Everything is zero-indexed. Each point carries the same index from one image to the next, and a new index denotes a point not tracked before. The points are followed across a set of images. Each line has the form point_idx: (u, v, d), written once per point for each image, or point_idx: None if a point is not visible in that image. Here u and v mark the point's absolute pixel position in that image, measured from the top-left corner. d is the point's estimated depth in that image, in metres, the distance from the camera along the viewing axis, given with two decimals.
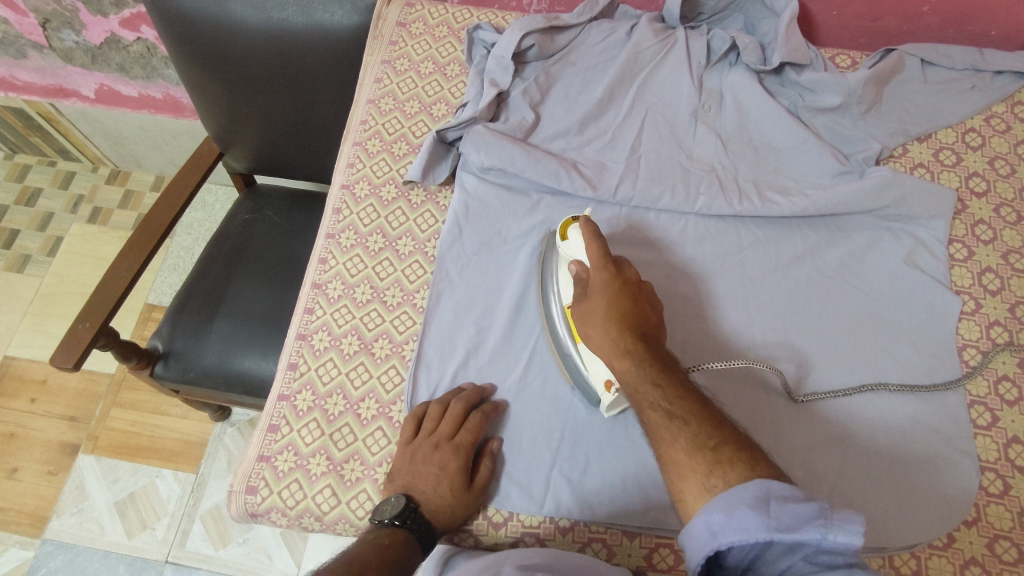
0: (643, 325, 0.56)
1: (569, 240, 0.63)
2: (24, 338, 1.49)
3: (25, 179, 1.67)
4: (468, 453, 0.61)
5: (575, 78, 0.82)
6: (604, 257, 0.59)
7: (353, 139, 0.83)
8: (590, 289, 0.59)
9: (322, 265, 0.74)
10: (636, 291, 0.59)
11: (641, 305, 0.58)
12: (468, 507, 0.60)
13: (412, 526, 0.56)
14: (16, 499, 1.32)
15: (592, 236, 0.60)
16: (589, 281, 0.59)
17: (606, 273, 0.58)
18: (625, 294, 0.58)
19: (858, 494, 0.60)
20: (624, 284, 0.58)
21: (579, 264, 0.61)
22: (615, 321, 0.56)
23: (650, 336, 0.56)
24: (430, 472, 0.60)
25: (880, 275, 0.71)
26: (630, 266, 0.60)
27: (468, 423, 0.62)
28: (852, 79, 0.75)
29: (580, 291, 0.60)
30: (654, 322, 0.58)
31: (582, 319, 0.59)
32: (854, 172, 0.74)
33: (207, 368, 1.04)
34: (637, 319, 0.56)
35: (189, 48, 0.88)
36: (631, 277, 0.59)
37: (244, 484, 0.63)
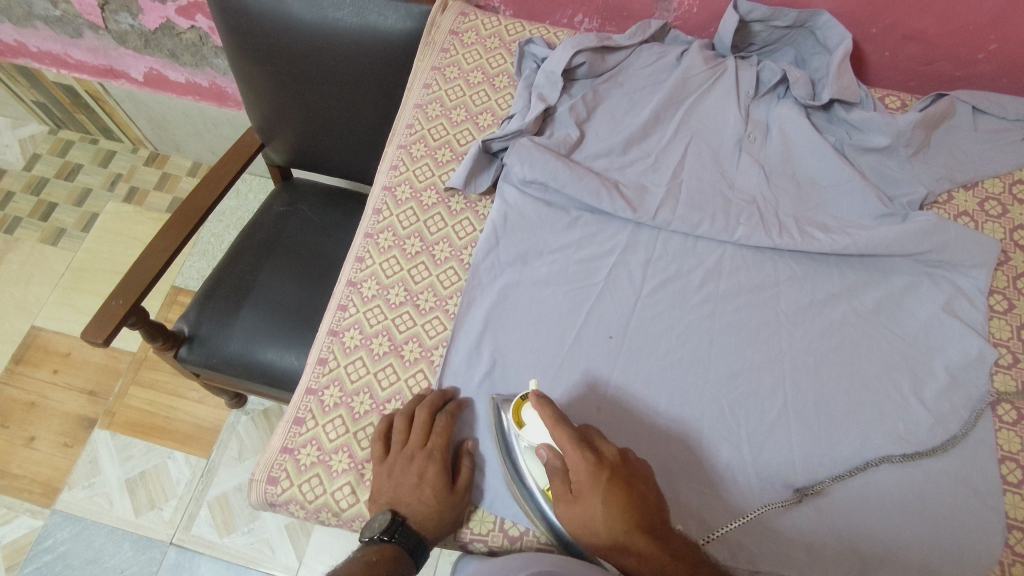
0: (641, 513, 0.52)
1: (526, 427, 0.58)
2: (52, 310, 1.51)
3: (67, 155, 1.71)
4: (444, 456, 0.61)
5: (623, 99, 0.82)
6: (577, 446, 0.53)
7: (397, 142, 0.84)
8: (576, 489, 0.53)
9: (358, 264, 0.75)
10: (622, 471, 0.54)
11: (633, 488, 0.53)
12: (456, 509, 0.60)
13: (400, 537, 0.56)
14: (29, 467, 1.33)
15: (558, 426, 0.55)
16: (574, 478, 0.53)
17: (586, 464, 0.53)
18: (618, 484, 0.53)
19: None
20: (611, 468, 0.53)
21: (550, 448, 0.56)
22: (621, 520, 0.51)
23: (653, 522, 0.52)
24: (410, 483, 0.59)
25: (917, 321, 0.70)
26: (604, 442, 0.56)
27: (437, 427, 0.62)
28: (902, 121, 0.74)
29: (561, 489, 0.54)
30: (647, 498, 0.53)
31: (579, 525, 0.53)
32: (897, 214, 0.73)
33: (229, 355, 1.05)
34: (636, 507, 0.52)
35: (244, 41, 0.90)
36: (610, 456, 0.55)
37: (266, 474, 0.63)
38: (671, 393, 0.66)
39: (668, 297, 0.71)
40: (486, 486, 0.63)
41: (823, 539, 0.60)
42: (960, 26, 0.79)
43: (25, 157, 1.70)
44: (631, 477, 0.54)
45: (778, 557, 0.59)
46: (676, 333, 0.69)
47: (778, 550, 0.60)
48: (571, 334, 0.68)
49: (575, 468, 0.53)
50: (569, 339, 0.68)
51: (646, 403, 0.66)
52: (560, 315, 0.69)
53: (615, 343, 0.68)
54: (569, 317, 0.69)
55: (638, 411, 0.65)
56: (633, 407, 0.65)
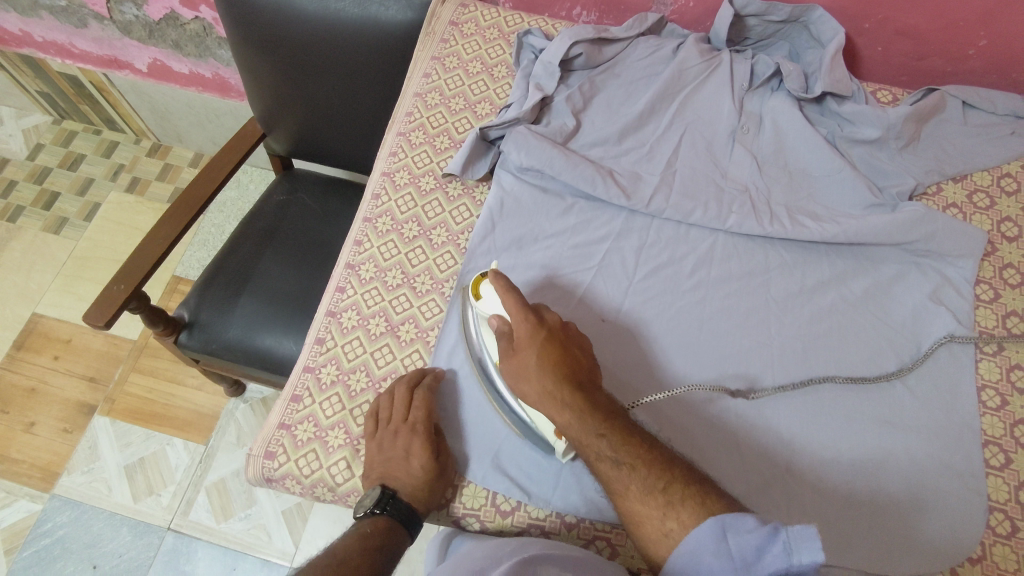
0: (570, 368, 0.59)
1: (482, 299, 0.63)
2: (54, 298, 1.53)
3: (70, 145, 1.73)
4: (427, 429, 0.62)
5: (619, 90, 0.83)
6: (522, 310, 0.60)
7: (397, 130, 0.86)
8: (517, 345, 0.60)
9: (357, 247, 0.76)
10: (560, 337, 0.60)
11: (566, 349, 0.60)
12: (443, 477, 0.62)
13: (393, 510, 0.60)
14: (29, 452, 1.34)
15: (509, 292, 0.61)
16: (515, 336, 0.60)
17: (527, 324, 0.60)
18: (553, 344, 0.59)
19: (784, 479, 0.62)
20: (548, 332, 0.60)
21: (500, 318, 0.61)
22: (550, 373, 0.58)
23: (580, 380, 0.58)
24: (398, 458, 0.60)
25: (904, 309, 0.72)
26: (548, 312, 0.62)
27: (416, 401, 0.63)
28: (893, 114, 0.76)
29: (504, 347, 0.61)
30: (580, 361, 0.60)
31: (516, 374, 0.60)
32: (887, 205, 0.75)
33: (229, 340, 1.06)
34: (567, 365, 0.59)
35: (247, 30, 0.91)
36: (552, 322, 0.61)
37: (263, 449, 0.65)
38: (662, 376, 0.67)
39: (660, 283, 0.72)
40: (479, 464, 0.64)
41: (735, 417, 0.65)
42: (951, 22, 0.81)
43: (29, 147, 1.72)
44: (567, 344, 0.60)
45: None
46: (668, 317, 0.70)
47: None
48: (564, 317, 0.70)
49: (518, 328, 0.60)
50: (562, 323, 0.69)
51: (636, 385, 0.67)
52: (554, 298, 0.71)
53: (607, 327, 0.69)
54: (563, 301, 0.71)
55: (629, 392, 0.66)
56: (624, 388, 0.67)
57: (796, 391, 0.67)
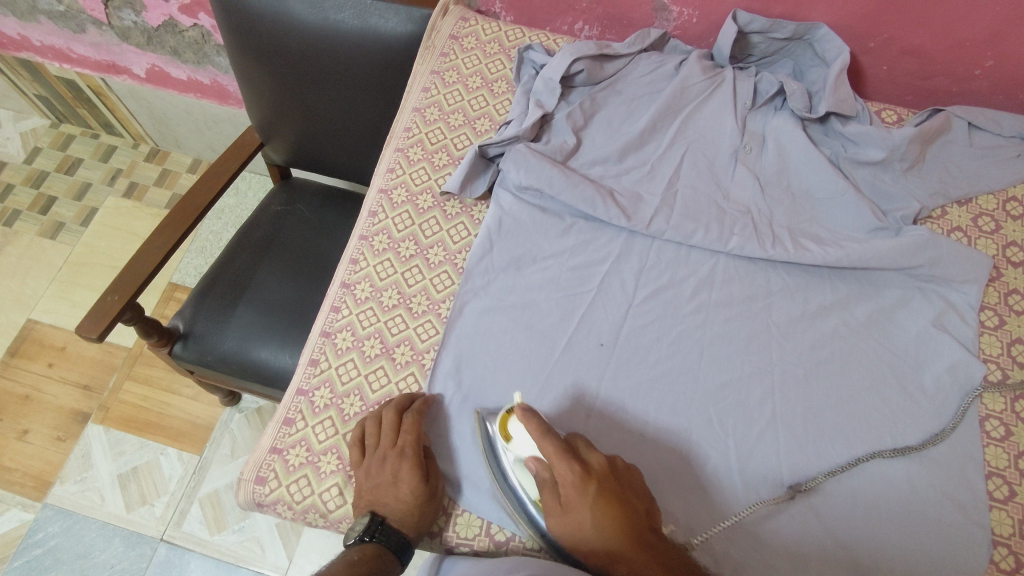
0: (631, 522, 0.53)
1: (513, 440, 0.59)
2: (49, 303, 1.51)
3: (67, 149, 1.71)
4: (415, 453, 0.61)
5: (620, 107, 0.82)
6: (564, 458, 0.54)
7: (395, 145, 0.85)
8: (565, 501, 0.54)
9: (353, 266, 0.75)
10: (609, 480, 0.55)
11: (621, 497, 0.54)
12: (432, 501, 0.61)
13: (382, 537, 0.57)
14: (22, 460, 1.33)
15: (545, 438, 0.55)
16: (561, 490, 0.54)
17: (574, 475, 0.54)
18: (605, 494, 0.53)
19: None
20: (597, 480, 0.54)
21: (538, 460, 0.57)
22: (609, 530, 0.52)
23: (645, 536, 0.52)
24: (386, 482, 0.59)
25: (907, 335, 0.71)
26: (592, 452, 0.57)
27: (404, 425, 0.62)
28: (897, 135, 0.75)
29: (551, 499, 0.55)
30: (635, 504, 0.54)
31: (567, 536, 0.54)
32: (890, 229, 0.73)
33: (223, 353, 1.05)
34: (624, 517, 0.53)
35: (245, 40, 0.90)
36: (598, 466, 0.55)
37: (254, 474, 0.64)
38: (661, 403, 0.66)
39: (661, 306, 0.71)
40: (475, 491, 0.63)
41: (813, 545, 0.60)
42: (958, 42, 0.79)
43: (26, 150, 1.71)
44: (619, 489, 0.54)
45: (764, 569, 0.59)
46: (668, 342, 0.69)
47: (765, 560, 0.59)
48: (562, 341, 0.69)
49: (564, 480, 0.54)
50: (560, 347, 0.68)
51: (635, 411, 0.66)
52: (552, 322, 0.70)
53: (606, 351, 0.68)
54: (561, 325, 0.70)
55: (628, 419, 0.65)
56: (623, 415, 0.65)
57: (843, 472, 0.63)
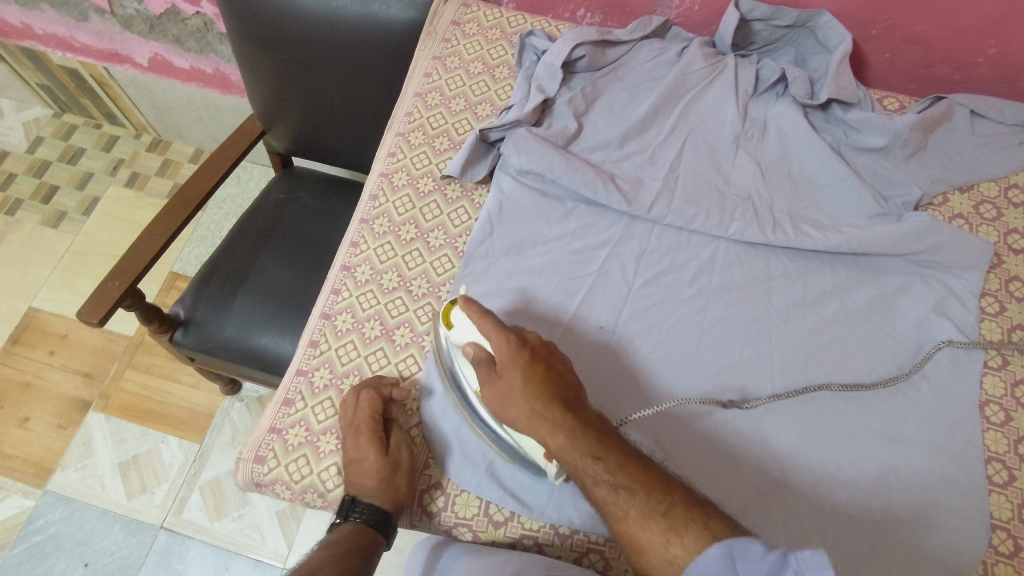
0: (556, 389, 0.57)
1: (454, 328, 0.62)
2: (51, 292, 1.52)
3: (70, 138, 1.72)
4: (371, 428, 0.61)
5: (622, 93, 0.82)
6: (499, 330, 0.59)
7: (396, 130, 0.85)
8: (500, 370, 0.59)
9: (353, 249, 0.75)
10: (541, 354, 0.60)
11: (549, 369, 0.58)
12: (400, 471, 0.62)
13: (356, 515, 0.61)
14: (23, 448, 1.34)
15: (482, 316, 0.60)
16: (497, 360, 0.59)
17: (507, 346, 0.59)
18: (535, 362, 0.58)
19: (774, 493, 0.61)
20: (530, 351, 0.59)
21: (476, 345, 0.60)
22: (537, 393, 0.57)
23: (571, 401, 0.57)
24: (352, 463, 0.61)
25: (907, 321, 0.70)
26: (528, 332, 0.62)
27: (359, 403, 0.63)
28: (900, 122, 0.75)
29: (487, 372, 0.59)
30: (566, 379, 0.59)
31: (502, 401, 0.58)
32: (891, 215, 0.73)
33: (224, 339, 1.05)
34: (554, 385, 0.57)
35: (247, 25, 0.90)
36: (533, 342, 0.60)
37: (253, 453, 0.64)
38: (659, 386, 0.66)
39: (661, 290, 0.71)
40: (474, 472, 0.62)
41: (812, 526, 0.59)
42: (961, 29, 0.79)
43: (29, 139, 1.71)
44: (550, 363, 0.59)
45: None
46: (668, 326, 0.69)
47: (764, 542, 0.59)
48: (562, 324, 0.69)
49: (498, 350, 0.59)
50: (560, 329, 0.68)
51: (634, 394, 0.66)
52: (552, 305, 0.70)
53: (605, 334, 0.68)
54: (561, 308, 0.70)
55: (628, 401, 0.65)
56: (622, 398, 0.65)
57: (794, 402, 0.65)
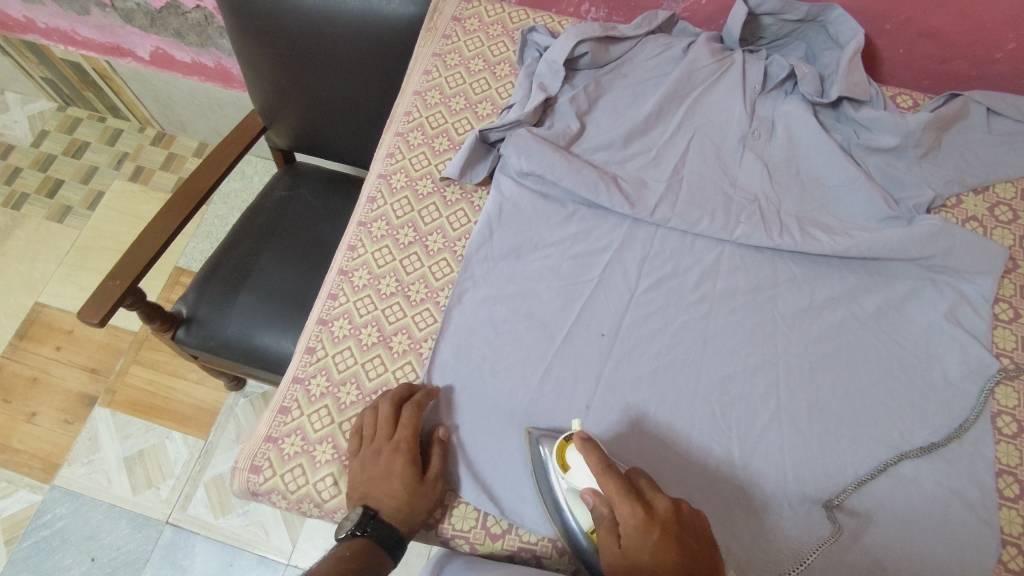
0: (692, 571, 0.48)
1: (571, 469, 0.55)
2: (57, 287, 1.52)
3: (74, 132, 1.71)
4: (410, 447, 0.60)
5: (625, 91, 0.80)
6: (626, 497, 0.50)
7: (395, 129, 0.83)
8: (623, 541, 0.50)
9: (351, 253, 0.74)
10: (674, 529, 0.50)
11: (684, 545, 0.49)
12: (425, 497, 0.60)
13: (373, 531, 0.57)
14: (30, 442, 1.34)
15: (604, 472, 0.51)
16: (621, 529, 0.50)
17: (636, 517, 0.50)
18: (665, 539, 0.49)
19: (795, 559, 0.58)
20: (663, 526, 0.49)
21: (596, 493, 0.52)
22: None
23: None
24: (379, 477, 0.59)
25: (917, 327, 0.68)
26: (658, 495, 0.52)
27: (401, 420, 0.61)
28: (912, 121, 0.72)
29: (607, 533, 0.51)
30: (702, 557, 0.50)
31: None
32: (902, 218, 0.71)
33: (226, 338, 1.04)
34: (686, 564, 0.48)
35: (245, 20, 0.88)
36: (662, 509, 0.51)
37: (249, 462, 0.63)
38: (659, 394, 0.65)
39: (663, 296, 0.69)
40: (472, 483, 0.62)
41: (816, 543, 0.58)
42: (978, 24, 0.76)
43: (33, 133, 1.71)
44: (684, 539, 0.50)
45: (764, 565, 0.58)
46: (670, 332, 0.68)
47: (762, 556, 0.58)
48: (562, 331, 0.67)
49: (624, 520, 0.50)
50: (560, 337, 0.67)
51: (634, 403, 0.64)
52: (552, 311, 0.68)
53: (607, 342, 0.67)
54: (561, 315, 0.68)
55: (628, 411, 0.64)
56: (621, 407, 0.64)
57: (804, 415, 0.64)
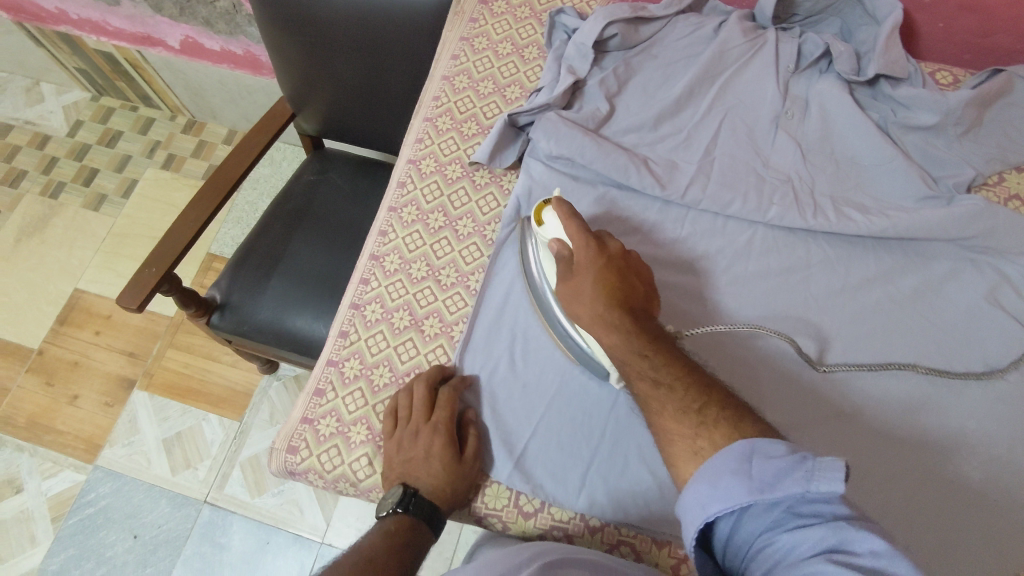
0: (628, 293, 0.56)
1: (544, 225, 0.61)
2: (95, 273, 1.56)
3: (108, 122, 1.75)
4: (449, 428, 0.61)
5: (655, 72, 0.79)
6: (585, 236, 0.57)
7: (423, 114, 0.83)
8: (576, 268, 0.57)
9: (381, 238, 0.75)
10: (620, 264, 0.58)
11: (625, 276, 0.57)
12: (465, 479, 0.60)
13: (415, 510, 0.58)
14: (73, 424, 1.39)
15: (570, 219, 0.59)
16: (575, 260, 0.58)
17: (589, 247, 0.57)
18: (611, 268, 0.57)
19: (762, 380, 0.64)
20: (609, 259, 0.57)
21: (562, 244, 0.59)
22: (605, 294, 0.55)
23: (637, 307, 0.55)
24: (419, 457, 0.60)
25: (956, 309, 0.67)
26: (612, 241, 0.59)
27: (439, 401, 0.62)
28: (952, 99, 0.70)
29: (564, 268, 0.59)
30: (639, 290, 0.57)
31: (570, 297, 0.57)
32: (941, 197, 0.70)
33: (260, 322, 1.06)
34: (625, 290, 0.56)
35: (273, 7, 0.89)
36: (614, 250, 0.58)
37: (286, 443, 0.65)
38: None
39: (695, 278, 0.69)
40: (504, 463, 0.62)
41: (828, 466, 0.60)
42: None
43: (69, 123, 1.74)
44: (626, 272, 0.57)
45: None
46: (702, 314, 0.67)
47: None
48: None
49: (579, 252, 0.58)
50: None
51: None
52: None
53: None
54: None
55: None
56: None
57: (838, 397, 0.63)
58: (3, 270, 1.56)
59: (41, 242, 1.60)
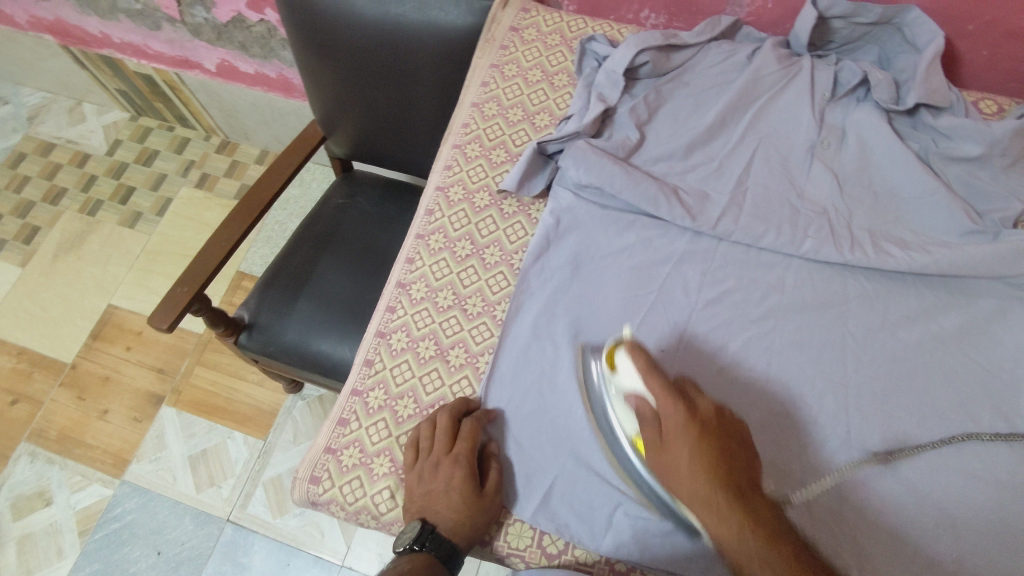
0: (729, 468, 0.50)
1: (619, 372, 0.57)
2: (128, 289, 1.59)
3: (146, 141, 1.79)
4: (470, 461, 0.60)
5: (687, 100, 0.78)
6: (670, 396, 0.52)
7: (453, 142, 0.83)
8: (665, 438, 0.52)
9: (408, 265, 0.75)
10: (717, 427, 0.51)
11: (725, 444, 0.51)
12: (485, 514, 0.59)
13: (433, 546, 0.57)
14: (102, 439, 1.41)
15: (651, 379, 0.53)
16: (665, 426, 0.52)
17: (679, 416, 0.52)
18: (707, 437, 0.50)
19: (794, 432, 0.61)
20: (704, 423, 0.51)
21: (643, 395, 0.54)
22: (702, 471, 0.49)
23: (740, 482, 0.49)
24: (440, 490, 0.59)
25: (1003, 350, 0.63)
26: (702, 397, 0.53)
27: (460, 433, 0.61)
28: (998, 128, 0.67)
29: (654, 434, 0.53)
30: (741, 451, 0.51)
31: (662, 467, 0.52)
32: (987, 232, 0.66)
33: (286, 343, 1.07)
34: (724, 462, 0.50)
35: (307, 33, 0.90)
36: (706, 411, 0.52)
37: (309, 473, 0.64)
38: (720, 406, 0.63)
39: (727, 311, 0.67)
40: (528, 500, 0.61)
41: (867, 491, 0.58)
42: None
43: (108, 142, 1.79)
44: (725, 435, 0.51)
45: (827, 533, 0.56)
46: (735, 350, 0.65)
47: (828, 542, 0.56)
48: None
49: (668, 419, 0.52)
50: None
51: None
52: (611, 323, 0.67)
53: (666, 359, 0.65)
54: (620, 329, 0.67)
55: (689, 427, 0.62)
56: None
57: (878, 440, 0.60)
58: (41, 285, 1.60)
59: (77, 258, 1.63)
